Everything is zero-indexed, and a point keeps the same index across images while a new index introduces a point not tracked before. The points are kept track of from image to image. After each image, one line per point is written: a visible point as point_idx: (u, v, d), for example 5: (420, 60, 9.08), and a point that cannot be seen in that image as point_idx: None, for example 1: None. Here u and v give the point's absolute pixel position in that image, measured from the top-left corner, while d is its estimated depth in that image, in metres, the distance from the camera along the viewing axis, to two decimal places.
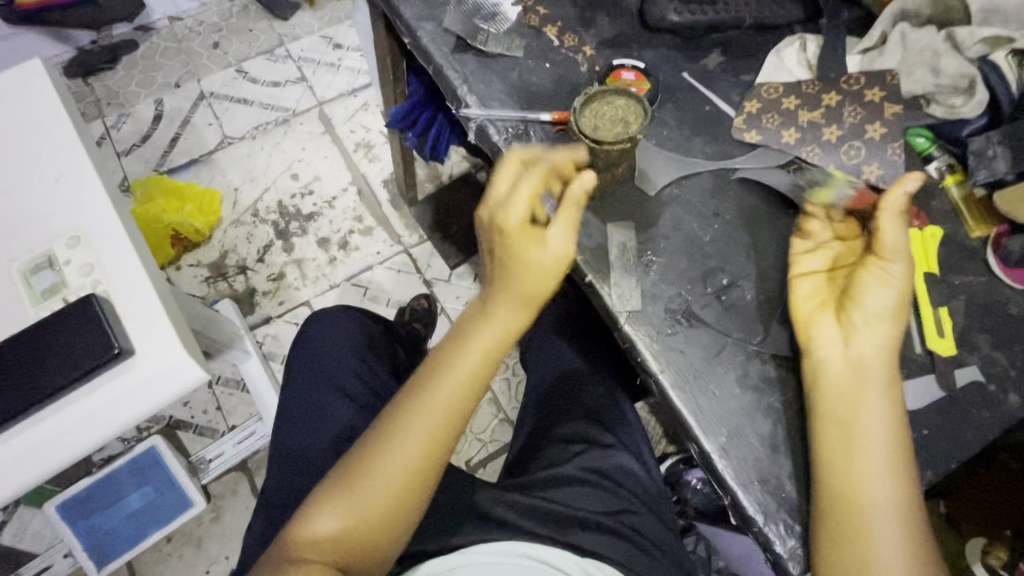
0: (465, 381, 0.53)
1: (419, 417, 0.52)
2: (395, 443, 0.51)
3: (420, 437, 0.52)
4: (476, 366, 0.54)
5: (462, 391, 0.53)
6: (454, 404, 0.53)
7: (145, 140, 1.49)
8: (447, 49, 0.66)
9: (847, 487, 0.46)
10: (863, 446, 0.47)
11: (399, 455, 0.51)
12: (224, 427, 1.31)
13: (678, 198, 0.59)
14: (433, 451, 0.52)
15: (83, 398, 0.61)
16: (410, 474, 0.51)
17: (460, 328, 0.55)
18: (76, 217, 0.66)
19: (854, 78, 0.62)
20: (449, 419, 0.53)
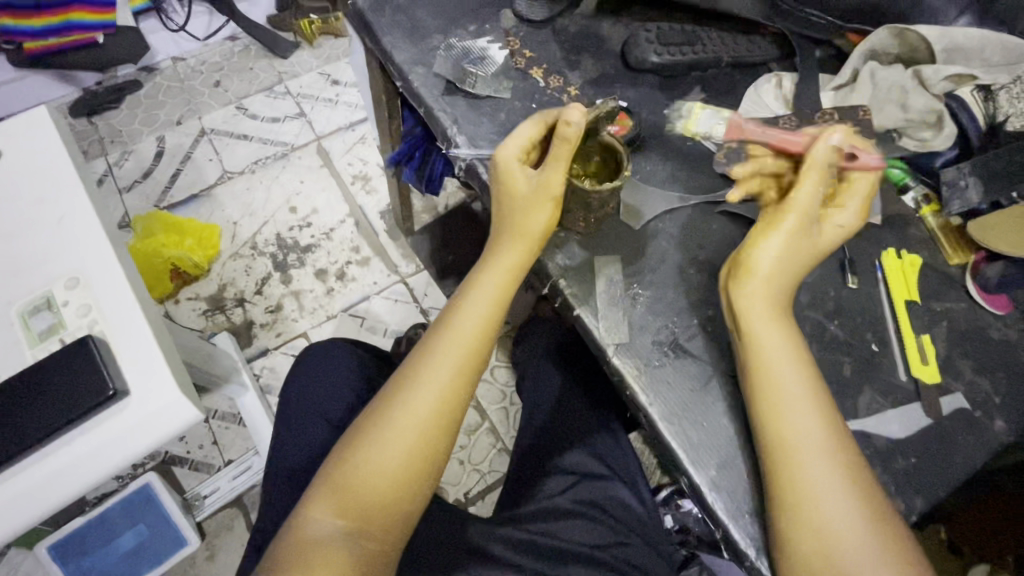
0: (467, 359, 0.56)
1: (414, 403, 0.54)
2: (401, 419, 0.54)
3: (415, 424, 0.54)
4: (477, 344, 0.57)
5: (455, 379, 0.56)
6: (456, 379, 0.55)
7: (147, 176, 1.52)
8: (437, 91, 0.69)
9: (797, 493, 0.46)
10: (797, 441, 0.47)
11: (405, 429, 0.53)
12: (220, 462, 1.30)
13: (663, 231, 0.61)
14: (437, 433, 0.55)
15: (77, 440, 0.61)
16: (416, 451, 0.53)
17: (459, 314, 0.57)
18: (76, 258, 0.68)
19: (827, 113, 0.63)
20: (453, 395, 0.55)
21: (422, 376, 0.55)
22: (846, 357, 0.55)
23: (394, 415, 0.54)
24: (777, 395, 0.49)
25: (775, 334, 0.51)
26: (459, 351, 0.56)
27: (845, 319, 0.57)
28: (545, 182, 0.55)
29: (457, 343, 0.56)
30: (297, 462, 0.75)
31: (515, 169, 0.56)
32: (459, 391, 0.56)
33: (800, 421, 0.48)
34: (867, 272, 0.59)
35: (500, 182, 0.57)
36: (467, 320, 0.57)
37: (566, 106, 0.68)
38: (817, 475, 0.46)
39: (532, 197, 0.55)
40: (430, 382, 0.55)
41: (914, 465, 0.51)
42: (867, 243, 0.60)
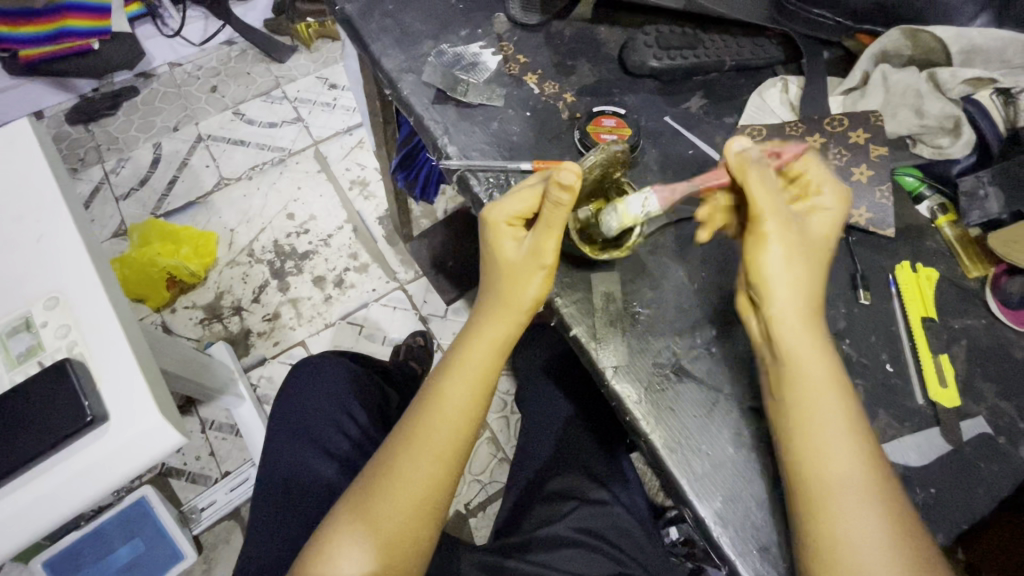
0: (473, 404, 0.54)
1: (415, 458, 0.52)
2: (408, 471, 0.52)
3: (417, 479, 0.52)
4: (481, 388, 0.55)
5: (457, 431, 0.53)
6: (460, 426, 0.54)
7: (142, 183, 1.50)
8: (428, 100, 0.66)
9: (833, 528, 0.42)
10: (837, 472, 0.43)
11: (409, 486, 0.51)
12: (217, 473, 1.28)
13: (664, 245, 0.58)
14: (439, 486, 0.52)
15: (52, 470, 0.58)
16: (422, 504, 0.52)
17: (460, 360, 0.55)
18: (56, 278, 0.65)
19: (837, 119, 0.60)
20: (458, 443, 0.53)
21: (427, 425, 0.53)
22: (859, 379, 0.52)
23: (397, 471, 0.52)
24: (819, 430, 0.44)
25: (808, 346, 0.46)
26: (464, 395, 0.54)
27: (857, 338, 0.54)
28: (536, 254, 0.51)
29: (461, 386, 0.54)
30: (284, 483, 0.72)
31: (504, 240, 0.54)
32: (464, 437, 0.54)
33: (838, 441, 0.44)
34: (880, 287, 0.56)
35: (492, 242, 0.54)
36: (466, 370, 0.54)
37: (562, 113, 0.65)
38: (854, 507, 0.42)
39: (525, 265, 0.52)
40: (435, 431, 0.53)
41: (933, 495, 0.48)
42: (879, 256, 0.57)
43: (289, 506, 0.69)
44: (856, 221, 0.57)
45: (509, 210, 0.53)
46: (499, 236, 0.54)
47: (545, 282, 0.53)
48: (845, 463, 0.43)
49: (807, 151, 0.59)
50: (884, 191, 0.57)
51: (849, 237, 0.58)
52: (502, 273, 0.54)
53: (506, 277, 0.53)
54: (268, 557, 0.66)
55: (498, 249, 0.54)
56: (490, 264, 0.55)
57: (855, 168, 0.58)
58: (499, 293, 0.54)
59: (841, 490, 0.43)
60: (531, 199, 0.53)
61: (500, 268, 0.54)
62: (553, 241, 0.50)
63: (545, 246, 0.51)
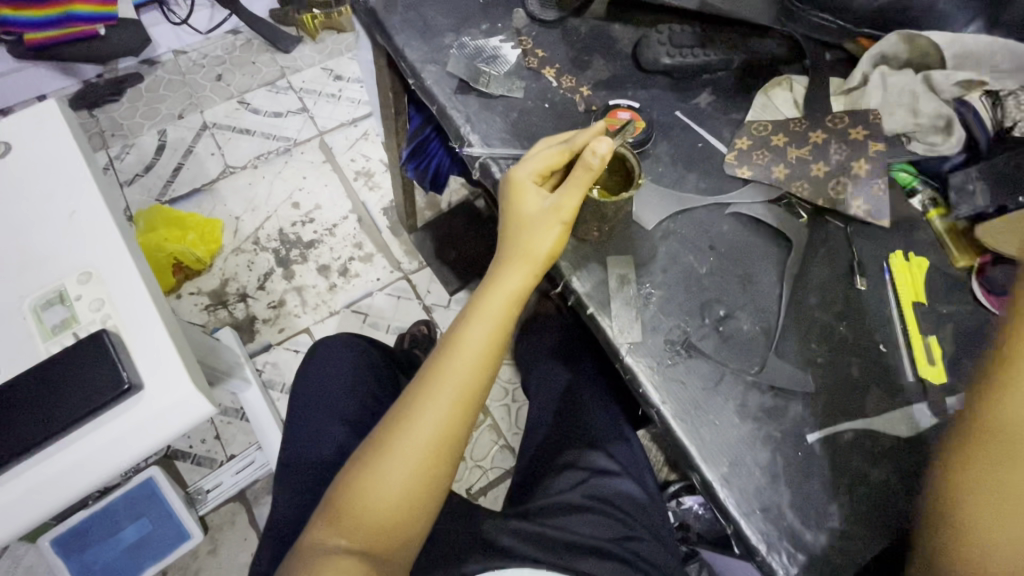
0: (484, 357, 0.57)
1: (430, 404, 0.55)
2: (421, 415, 0.55)
3: (431, 423, 0.54)
4: (492, 343, 0.58)
5: (469, 381, 0.56)
6: (471, 376, 0.56)
7: (148, 170, 1.51)
8: (450, 90, 0.69)
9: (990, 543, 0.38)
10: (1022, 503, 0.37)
11: (424, 430, 0.54)
12: (223, 456, 1.30)
13: (675, 232, 0.61)
14: (452, 432, 0.55)
15: (88, 435, 0.60)
16: (436, 447, 0.54)
17: (474, 314, 0.58)
18: (87, 253, 0.68)
19: (838, 117, 0.64)
20: (470, 390, 0.56)
21: (441, 373, 0.56)
22: (853, 357, 0.56)
23: (413, 417, 0.55)
24: None
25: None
26: (476, 348, 0.57)
27: (853, 320, 0.58)
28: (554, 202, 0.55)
29: (473, 339, 0.57)
30: (302, 458, 0.74)
31: (523, 195, 0.57)
32: (475, 387, 0.57)
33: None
34: (874, 273, 0.60)
35: (515, 197, 0.58)
36: (479, 324, 0.57)
37: (578, 106, 0.69)
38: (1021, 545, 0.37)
39: (540, 217, 0.56)
40: (448, 379, 0.56)
41: (920, 463, 0.52)
42: (874, 246, 0.61)
43: (308, 478, 0.72)
44: (855, 211, 0.61)
45: (529, 169, 0.57)
46: (519, 192, 0.58)
47: (560, 230, 0.56)
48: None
49: (810, 146, 0.63)
50: (881, 185, 0.61)
51: (847, 228, 0.62)
52: (518, 228, 0.58)
53: (522, 231, 0.57)
54: (289, 520, 0.68)
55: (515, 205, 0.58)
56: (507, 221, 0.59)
57: (854, 163, 0.62)
58: (513, 249, 0.58)
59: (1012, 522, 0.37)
60: (558, 156, 0.57)
61: (516, 223, 0.58)
62: (572, 187, 0.54)
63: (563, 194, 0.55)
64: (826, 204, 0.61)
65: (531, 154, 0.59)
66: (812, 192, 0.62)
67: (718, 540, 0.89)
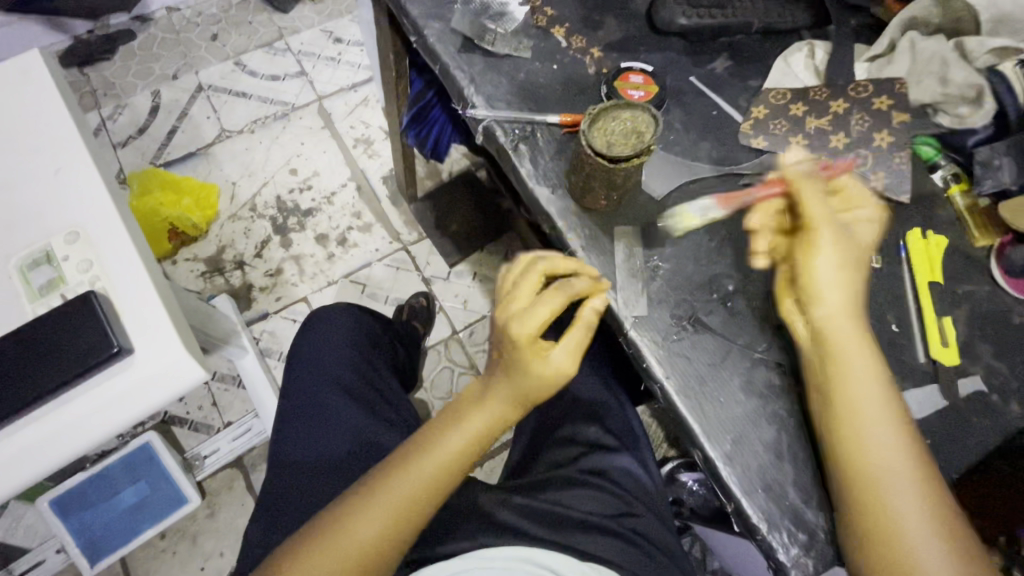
0: (453, 461, 0.53)
1: (419, 466, 0.52)
2: (359, 519, 0.50)
3: (415, 486, 0.52)
4: (456, 464, 0.53)
5: (461, 453, 0.54)
6: (422, 495, 0.52)
7: (142, 132, 1.47)
8: (453, 48, 0.66)
9: (876, 506, 0.45)
10: (885, 463, 0.46)
11: (406, 489, 0.52)
12: (219, 423, 1.28)
13: (685, 203, 0.59)
14: (433, 499, 0.53)
15: (78, 399, 0.59)
16: (412, 511, 0.52)
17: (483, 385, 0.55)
18: (75, 212, 0.65)
19: (862, 85, 0.61)
20: (460, 467, 0.54)
21: (394, 477, 0.52)
22: (865, 336, 0.55)
23: (400, 473, 0.52)
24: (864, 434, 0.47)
25: (854, 340, 0.49)
26: (437, 465, 0.53)
27: (866, 298, 0.56)
28: (551, 358, 0.52)
29: (436, 453, 0.53)
30: (297, 426, 0.73)
31: (526, 320, 0.51)
32: (420, 508, 0.52)
33: (881, 429, 0.47)
34: (890, 250, 0.58)
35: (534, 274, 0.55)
36: (483, 400, 0.55)
37: (589, 68, 0.65)
38: (904, 499, 0.45)
39: (540, 363, 0.52)
40: (399, 488, 0.52)
41: (927, 445, 0.51)
42: (892, 222, 0.59)
43: (306, 447, 0.71)
44: (875, 185, 0.58)
45: (543, 307, 0.51)
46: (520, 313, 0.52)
47: (551, 388, 0.53)
48: (896, 466, 0.46)
49: (830, 115, 0.60)
50: (902, 159, 0.59)
51: (864, 203, 0.59)
52: (512, 357, 0.52)
53: (517, 364, 0.52)
54: (285, 487, 0.69)
55: (516, 328, 0.51)
56: (500, 331, 0.53)
57: (877, 134, 0.59)
58: (503, 378, 0.53)
59: (883, 484, 0.45)
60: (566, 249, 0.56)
61: (511, 349, 0.52)
62: (569, 354, 0.52)
63: (560, 355, 0.52)
64: (843, 176, 0.59)
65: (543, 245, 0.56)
66: (830, 165, 0.59)
67: (714, 516, 0.90)
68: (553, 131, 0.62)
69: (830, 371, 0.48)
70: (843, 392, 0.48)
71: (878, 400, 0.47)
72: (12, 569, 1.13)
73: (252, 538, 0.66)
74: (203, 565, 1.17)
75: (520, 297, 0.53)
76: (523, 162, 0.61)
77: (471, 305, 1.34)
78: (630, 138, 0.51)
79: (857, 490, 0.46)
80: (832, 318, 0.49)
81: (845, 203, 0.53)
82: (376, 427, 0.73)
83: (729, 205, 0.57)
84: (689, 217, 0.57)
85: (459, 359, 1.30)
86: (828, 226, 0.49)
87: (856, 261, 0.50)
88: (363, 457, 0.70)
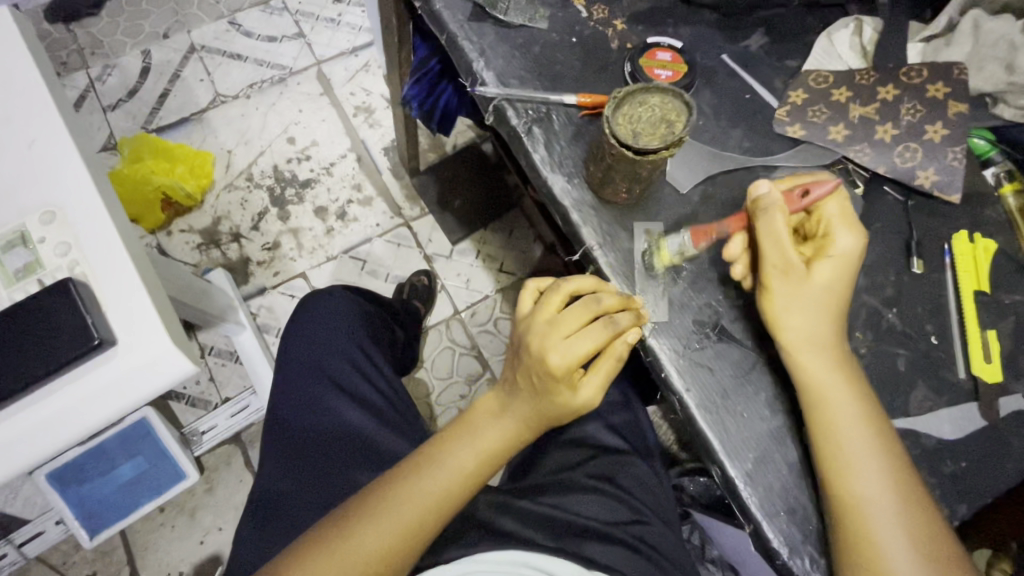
0: (454, 489, 0.50)
1: (415, 489, 0.50)
2: (362, 531, 0.48)
3: (411, 508, 0.49)
4: (468, 481, 0.51)
5: (462, 480, 0.51)
6: (430, 511, 0.50)
7: (132, 94, 1.38)
8: (462, 16, 0.59)
9: (859, 530, 0.44)
10: (865, 487, 0.44)
11: (402, 512, 0.49)
12: (218, 399, 1.21)
13: (712, 197, 0.54)
14: (429, 521, 0.50)
15: (57, 393, 0.55)
16: (408, 533, 0.49)
17: (489, 418, 0.52)
18: (48, 188, 0.59)
19: (915, 70, 0.55)
20: (459, 492, 0.51)
21: (400, 489, 0.50)
22: (900, 349, 0.51)
23: (396, 495, 0.50)
24: (842, 453, 0.45)
25: (828, 364, 0.47)
26: (447, 479, 0.50)
27: (905, 308, 0.52)
28: (582, 389, 0.49)
29: (447, 468, 0.51)
30: (295, 417, 0.71)
31: (565, 350, 0.47)
32: (427, 523, 0.50)
33: (861, 451, 0.45)
34: (934, 255, 0.53)
35: (555, 311, 0.50)
36: (489, 431, 0.52)
37: (611, 42, 0.59)
38: (884, 521, 0.44)
39: (571, 393, 0.49)
40: (406, 502, 0.49)
41: (961, 468, 0.48)
42: (937, 222, 0.54)
43: (305, 441, 0.69)
44: (920, 182, 0.53)
45: (586, 341, 0.47)
46: (557, 341, 0.48)
47: (575, 415, 0.51)
48: (875, 490, 0.44)
49: (877, 103, 0.55)
50: (956, 154, 0.53)
51: (907, 201, 0.54)
52: (541, 384, 0.49)
53: (545, 392, 0.49)
54: (280, 486, 0.66)
55: (554, 358, 0.47)
56: (530, 355, 0.49)
57: (928, 126, 0.54)
58: (527, 401, 0.51)
59: (863, 509, 0.44)
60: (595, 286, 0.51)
61: (543, 377, 0.48)
62: (599, 385, 0.50)
63: (590, 386, 0.49)
64: (887, 171, 0.54)
65: (574, 283, 0.50)
66: (874, 159, 0.54)
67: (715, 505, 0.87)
68: (570, 112, 0.56)
69: (808, 393, 0.47)
70: (817, 415, 0.47)
71: (856, 423, 0.46)
72: (13, 537, 1.08)
73: (243, 540, 0.64)
74: (203, 539, 1.13)
75: (557, 322, 0.49)
76: (537, 147, 0.55)
77: (474, 284, 1.28)
78: (659, 127, 0.46)
79: (839, 508, 0.45)
80: (799, 344, 0.48)
81: (815, 229, 0.50)
82: (377, 426, 0.71)
83: (701, 242, 0.52)
84: (665, 254, 0.52)
85: (460, 339, 1.25)
86: (777, 269, 0.48)
87: (812, 295, 0.48)
88: (363, 457, 0.68)
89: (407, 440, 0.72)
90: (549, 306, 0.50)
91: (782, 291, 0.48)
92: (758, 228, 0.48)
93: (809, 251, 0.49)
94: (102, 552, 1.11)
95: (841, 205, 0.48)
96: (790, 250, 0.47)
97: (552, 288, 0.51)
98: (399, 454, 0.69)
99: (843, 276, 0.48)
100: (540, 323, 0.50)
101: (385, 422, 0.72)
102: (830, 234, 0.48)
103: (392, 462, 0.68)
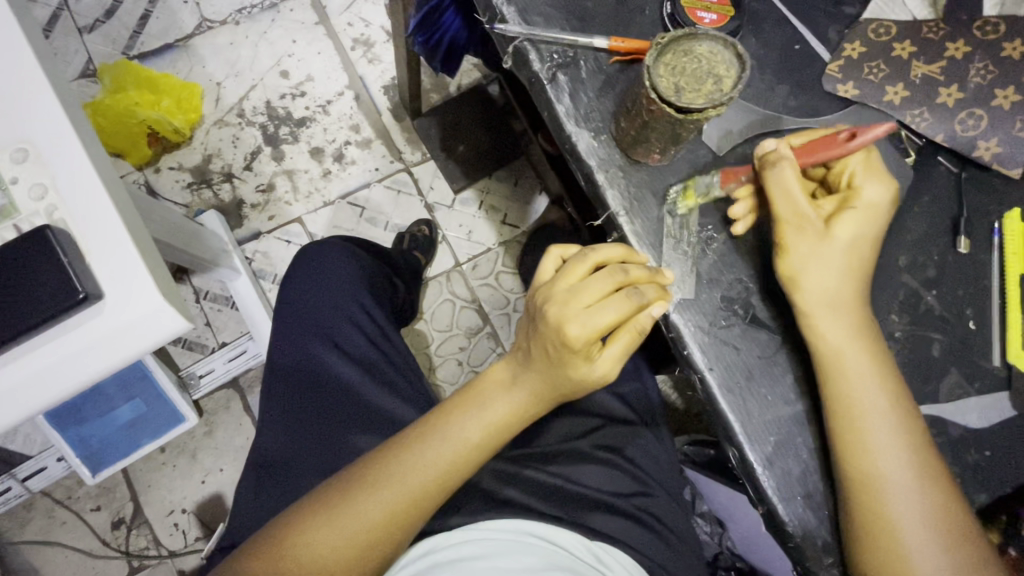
0: (457, 461, 0.49)
1: (420, 461, 0.48)
2: (365, 502, 0.47)
3: (414, 481, 0.48)
4: (473, 453, 0.49)
5: (466, 453, 0.49)
6: (436, 481, 0.48)
7: (110, 14, 1.25)
8: None
9: (884, 510, 0.43)
10: (895, 460, 0.44)
11: (405, 484, 0.48)
12: (214, 343, 1.18)
13: (749, 161, 0.50)
14: (428, 494, 0.48)
15: (41, 349, 0.52)
16: (410, 505, 0.48)
17: (496, 392, 0.50)
18: (17, 122, 0.53)
19: (990, 24, 0.50)
20: (461, 465, 0.49)
21: (407, 459, 0.48)
22: (936, 334, 0.49)
23: (400, 467, 0.48)
24: (881, 420, 0.44)
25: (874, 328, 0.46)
26: (452, 451, 0.49)
27: (945, 290, 0.49)
28: (599, 362, 0.47)
29: (452, 440, 0.49)
30: (295, 372, 0.69)
31: (586, 320, 0.44)
32: (431, 494, 0.48)
33: (893, 434, 0.44)
34: (982, 235, 0.50)
35: (575, 275, 0.46)
36: (493, 404, 0.50)
37: None
38: (903, 498, 0.43)
39: (587, 366, 0.46)
40: (411, 473, 0.48)
41: (985, 457, 0.47)
42: (989, 199, 0.50)
43: (308, 399, 0.67)
44: (979, 154, 0.49)
45: (609, 310, 0.44)
46: (577, 310, 0.44)
47: (589, 389, 0.49)
48: (916, 482, 0.43)
49: (942, 61, 0.49)
50: None
51: (960, 172, 0.50)
52: (557, 355, 0.46)
53: (560, 364, 0.46)
54: (281, 447, 0.65)
55: (572, 329, 0.44)
56: (546, 325, 0.45)
57: (999, 91, 0.49)
58: (539, 373, 0.48)
59: (896, 493, 0.43)
60: (623, 255, 0.47)
61: (560, 348, 0.45)
62: (617, 357, 0.47)
63: (607, 359, 0.47)
64: (944, 141, 0.49)
65: (601, 250, 0.47)
66: (932, 126, 0.49)
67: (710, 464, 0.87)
68: (599, 58, 0.50)
69: (829, 367, 0.45)
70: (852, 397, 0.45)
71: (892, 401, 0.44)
72: (14, 473, 1.08)
73: (242, 496, 0.64)
74: (204, 479, 1.14)
75: (580, 289, 0.45)
76: (561, 97, 0.50)
77: (475, 236, 1.24)
78: (705, 82, 0.40)
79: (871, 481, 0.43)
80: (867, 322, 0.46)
81: (837, 181, 0.47)
82: (378, 390, 0.68)
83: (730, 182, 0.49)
84: (691, 195, 0.49)
85: (460, 292, 1.22)
86: (793, 226, 0.45)
87: (833, 251, 0.45)
88: (363, 421, 0.66)
89: (410, 403, 0.70)
90: (572, 266, 0.47)
91: (802, 248, 0.45)
92: (768, 181, 0.45)
93: (830, 206, 0.46)
94: (106, 487, 1.12)
95: (864, 153, 0.46)
96: (804, 203, 0.45)
97: (581, 250, 0.47)
98: (402, 418, 0.67)
99: (868, 228, 0.45)
100: (559, 291, 0.46)
101: (387, 384, 0.70)
102: (855, 185, 0.46)
103: (396, 426, 0.67)
